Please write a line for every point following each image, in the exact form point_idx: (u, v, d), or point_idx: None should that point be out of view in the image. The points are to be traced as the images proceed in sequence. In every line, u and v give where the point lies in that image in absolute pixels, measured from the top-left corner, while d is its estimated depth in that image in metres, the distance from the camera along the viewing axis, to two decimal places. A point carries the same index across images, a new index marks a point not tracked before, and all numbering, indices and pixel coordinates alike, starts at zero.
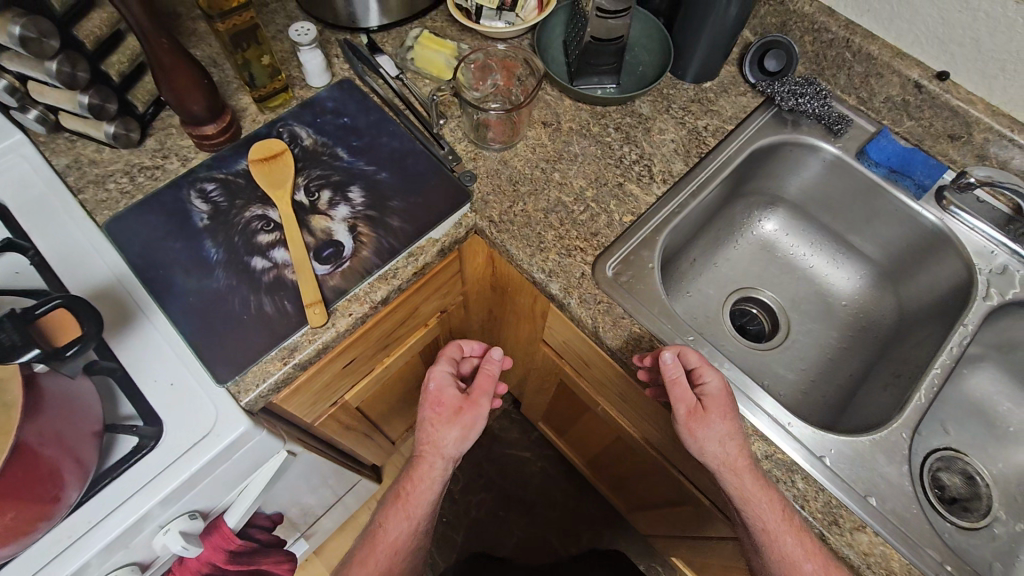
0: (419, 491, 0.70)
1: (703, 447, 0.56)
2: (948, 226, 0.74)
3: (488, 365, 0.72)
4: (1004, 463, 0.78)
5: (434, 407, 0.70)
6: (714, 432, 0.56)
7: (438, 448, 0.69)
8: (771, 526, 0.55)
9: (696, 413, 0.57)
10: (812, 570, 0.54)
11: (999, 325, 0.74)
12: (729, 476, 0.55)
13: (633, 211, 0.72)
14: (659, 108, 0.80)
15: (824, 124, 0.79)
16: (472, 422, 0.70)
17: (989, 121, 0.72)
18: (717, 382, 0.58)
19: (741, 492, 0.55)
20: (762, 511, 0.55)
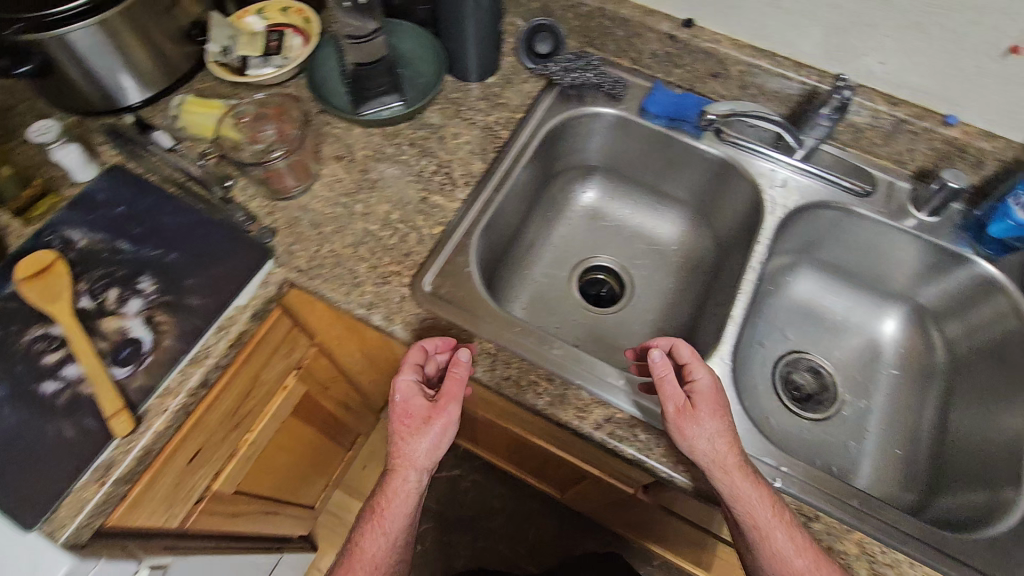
0: (394, 506, 0.63)
1: (695, 445, 0.56)
2: (730, 156, 0.80)
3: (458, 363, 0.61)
4: (840, 349, 0.85)
5: (404, 417, 0.60)
6: (704, 429, 0.56)
7: (410, 460, 0.61)
8: (763, 524, 0.54)
9: (685, 411, 0.57)
10: (806, 566, 0.53)
11: (796, 232, 0.81)
12: (719, 475, 0.55)
13: (442, 222, 0.72)
14: (449, 114, 0.81)
15: (604, 91, 0.83)
16: (444, 429, 0.60)
17: (737, 55, 0.79)
18: (707, 379, 0.59)
19: (731, 489, 0.55)
20: (757, 509, 0.54)
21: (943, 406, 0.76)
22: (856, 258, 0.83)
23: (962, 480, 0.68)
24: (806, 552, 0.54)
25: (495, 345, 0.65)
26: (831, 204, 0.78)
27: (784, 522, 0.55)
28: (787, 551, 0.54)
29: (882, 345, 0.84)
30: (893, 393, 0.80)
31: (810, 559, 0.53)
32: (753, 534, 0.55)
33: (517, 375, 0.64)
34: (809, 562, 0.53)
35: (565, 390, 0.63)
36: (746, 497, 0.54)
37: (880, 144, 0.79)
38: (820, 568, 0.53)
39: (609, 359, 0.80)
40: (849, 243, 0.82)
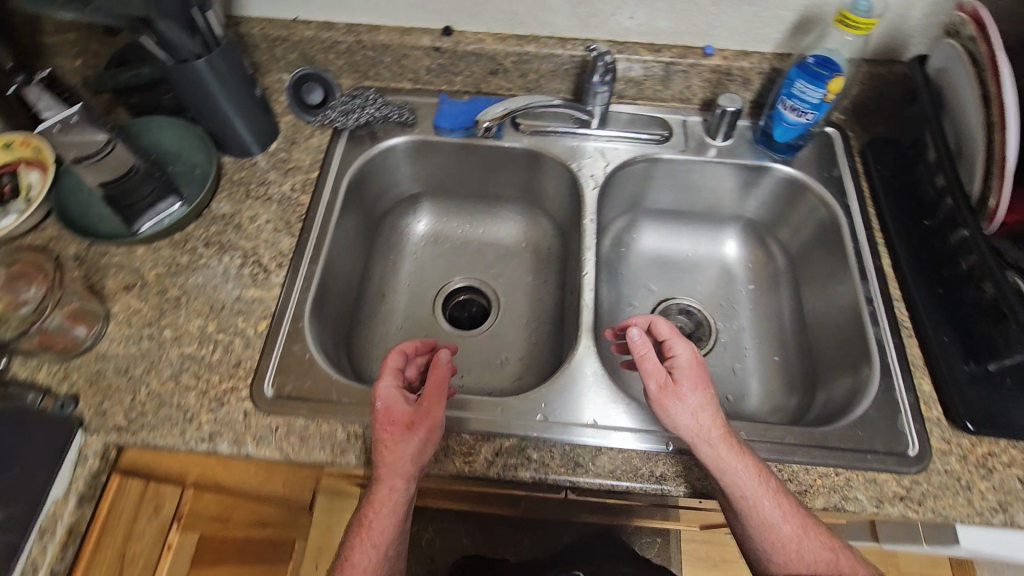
0: (383, 517, 0.54)
1: (677, 419, 0.55)
2: (535, 145, 0.82)
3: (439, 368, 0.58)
4: (701, 283, 0.88)
5: (389, 424, 0.56)
6: (686, 405, 0.55)
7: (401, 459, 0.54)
8: (750, 493, 0.53)
9: (667, 386, 0.56)
10: (793, 531, 0.52)
11: (619, 193, 0.85)
12: (704, 447, 0.54)
13: (265, 315, 0.67)
14: (239, 197, 0.75)
15: (394, 121, 0.81)
16: (433, 431, 0.56)
17: (504, 48, 0.79)
18: (687, 354, 0.58)
19: (717, 461, 0.53)
20: (745, 479, 0.53)
21: (795, 304, 0.81)
22: (683, 197, 0.87)
23: (830, 368, 0.73)
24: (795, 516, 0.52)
25: (360, 427, 0.60)
26: (639, 159, 0.82)
27: (772, 489, 0.53)
28: (776, 515, 0.52)
29: (731, 267, 0.88)
30: (755, 306, 0.85)
31: (798, 523, 0.52)
32: (739, 503, 0.53)
33: None
34: (797, 525, 0.52)
35: (445, 441, 0.60)
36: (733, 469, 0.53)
37: (661, 89, 0.82)
38: (809, 530, 0.52)
39: (493, 380, 0.78)
40: (670, 187, 0.85)
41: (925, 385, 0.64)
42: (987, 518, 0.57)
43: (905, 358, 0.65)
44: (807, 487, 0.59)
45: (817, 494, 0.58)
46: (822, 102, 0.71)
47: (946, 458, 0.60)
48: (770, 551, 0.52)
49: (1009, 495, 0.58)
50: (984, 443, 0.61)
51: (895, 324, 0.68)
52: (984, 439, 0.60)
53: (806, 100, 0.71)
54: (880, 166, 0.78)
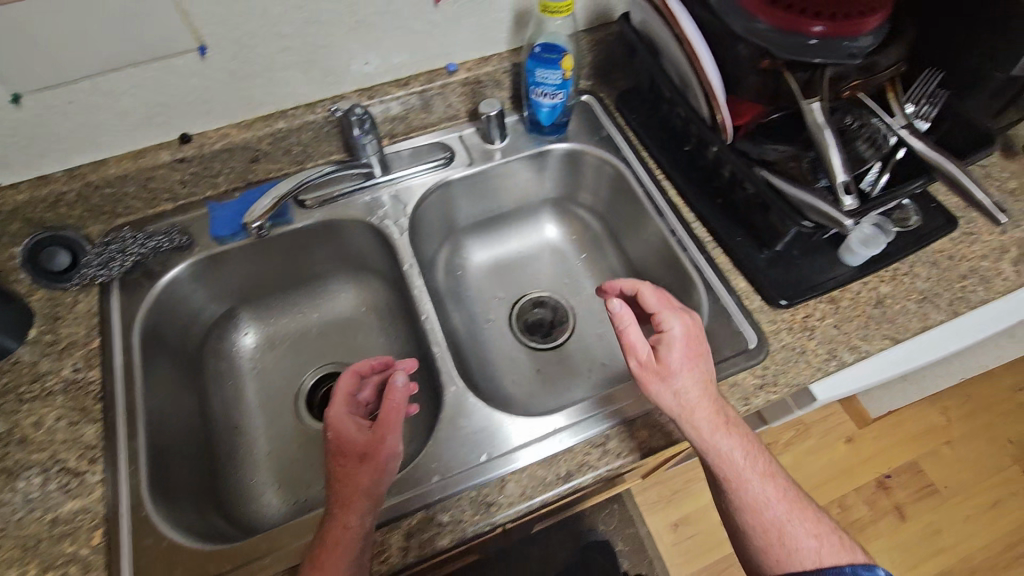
0: (337, 554, 0.51)
1: (661, 400, 0.55)
2: (327, 216, 0.79)
3: (395, 391, 0.58)
4: (541, 272, 0.91)
5: (342, 454, 0.56)
6: (669, 389, 0.55)
7: (355, 487, 0.54)
8: (736, 478, 0.54)
9: (650, 364, 0.56)
10: (778, 515, 0.53)
11: (431, 225, 0.85)
12: (688, 426, 0.54)
13: (98, 521, 0.57)
14: (12, 407, 0.63)
15: (169, 249, 0.73)
16: (388, 456, 0.55)
17: (254, 133, 0.74)
18: (677, 328, 0.58)
19: (700, 441, 0.54)
20: (739, 461, 0.54)
21: (623, 257, 0.88)
22: (490, 204, 0.89)
23: None
24: (786, 497, 0.54)
25: None
26: (432, 189, 0.82)
27: (766, 470, 0.55)
28: (767, 495, 0.54)
29: (560, 247, 0.92)
30: (594, 274, 0.90)
31: (785, 504, 0.54)
32: (730, 487, 0.54)
33: None
34: (785, 506, 0.54)
35: None
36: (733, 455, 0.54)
37: (426, 117, 0.83)
38: (795, 508, 0.54)
39: None
40: (474, 199, 0.87)
41: (740, 283, 0.72)
42: (825, 369, 0.67)
43: (717, 268, 0.73)
44: None
45: None
46: (563, 80, 0.76)
47: (779, 335, 0.68)
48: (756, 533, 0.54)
49: (833, 343, 0.68)
50: (799, 309, 0.70)
51: (700, 242, 0.75)
52: (797, 306, 0.70)
53: (550, 83, 0.76)
54: (636, 114, 0.86)
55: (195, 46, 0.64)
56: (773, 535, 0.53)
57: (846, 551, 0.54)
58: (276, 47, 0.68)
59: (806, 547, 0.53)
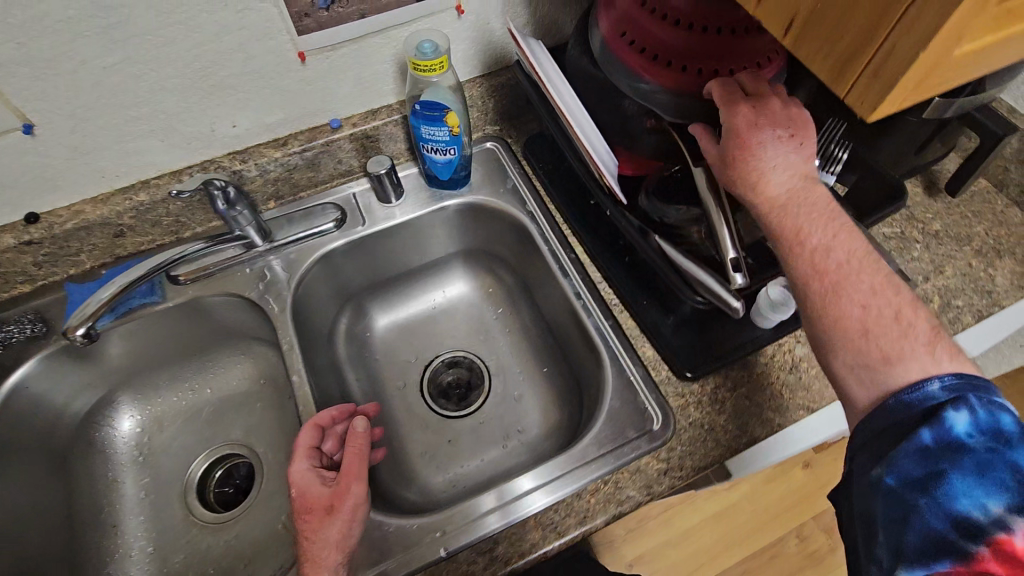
0: None
1: (757, 181, 0.50)
2: (202, 291, 0.73)
3: (355, 440, 0.59)
4: (452, 331, 0.85)
5: (306, 512, 0.55)
6: (773, 153, 0.50)
7: (321, 550, 0.53)
8: (805, 239, 0.48)
9: (749, 142, 0.51)
10: (870, 282, 0.46)
11: (324, 291, 0.78)
12: (772, 215, 0.50)
13: None
14: None
15: (25, 338, 0.68)
16: (355, 505, 0.56)
17: (113, 207, 0.68)
18: (779, 152, 0.50)
19: (777, 230, 0.50)
20: (812, 241, 0.48)
21: (537, 315, 0.82)
22: (391, 263, 0.83)
23: (577, 366, 0.75)
24: (920, 318, 0.45)
25: None
26: (320, 255, 0.76)
27: (879, 282, 0.46)
28: (848, 288, 0.46)
29: (472, 303, 0.87)
30: (507, 331, 0.84)
31: (930, 329, 0.44)
32: (790, 251, 0.49)
33: None
34: (905, 298, 0.46)
35: None
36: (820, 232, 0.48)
37: (314, 175, 0.77)
38: (931, 348, 0.43)
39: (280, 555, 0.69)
40: (373, 259, 0.81)
41: (647, 350, 0.68)
42: (735, 447, 0.62)
43: (623, 336, 0.68)
44: (585, 511, 0.59)
45: (596, 510, 0.59)
46: (453, 137, 0.71)
47: (686, 411, 0.63)
48: (832, 331, 0.46)
49: (744, 417, 0.63)
50: (709, 380, 0.65)
51: (606, 307, 0.70)
52: (706, 377, 0.65)
53: (438, 138, 0.71)
54: (541, 162, 0.81)
55: (19, 124, 0.57)
56: (862, 338, 0.45)
57: (927, 355, 0.43)
58: (121, 118, 0.61)
59: (884, 318, 0.45)
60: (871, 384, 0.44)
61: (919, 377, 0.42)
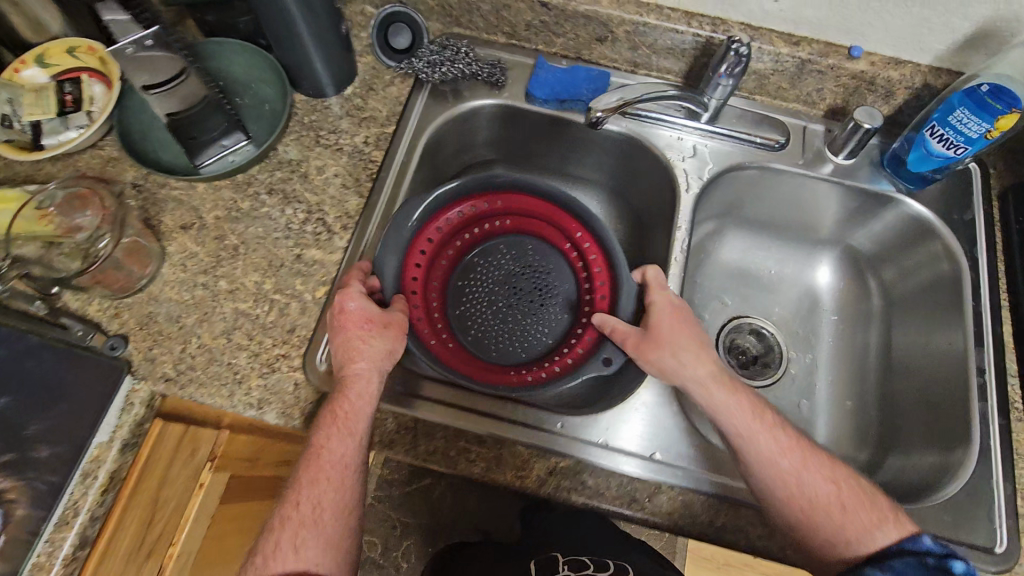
0: (355, 404, 0.53)
1: (679, 372, 0.56)
2: (633, 131, 0.72)
3: (351, 290, 0.56)
4: (779, 305, 0.80)
5: (363, 320, 0.55)
6: (677, 362, 0.55)
7: (365, 359, 0.54)
8: (743, 428, 0.54)
9: (749, 437, 0.54)
10: (790, 465, 0.53)
11: (715, 195, 0.75)
12: (746, 444, 0.54)
13: (324, 280, 0.62)
14: (307, 144, 0.69)
15: (482, 80, 0.72)
16: (376, 360, 0.54)
17: (620, 14, 0.68)
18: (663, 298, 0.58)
19: (709, 401, 0.55)
20: (744, 417, 0.54)
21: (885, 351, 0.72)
22: (778, 211, 0.77)
23: (908, 430, 0.67)
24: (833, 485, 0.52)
25: (412, 417, 0.57)
26: (749, 165, 0.71)
27: (835, 484, 0.53)
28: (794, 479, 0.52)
29: (817, 295, 0.80)
30: (835, 345, 0.77)
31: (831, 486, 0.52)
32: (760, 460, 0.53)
33: (444, 448, 0.56)
34: (803, 479, 0.52)
35: (500, 449, 0.56)
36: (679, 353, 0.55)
37: (786, 88, 0.71)
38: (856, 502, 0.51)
39: None
40: (771, 197, 0.76)
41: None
42: None
43: (1009, 447, 0.58)
44: None
45: None
46: (981, 138, 0.60)
47: None
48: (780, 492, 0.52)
49: None
50: None
51: (1005, 405, 0.60)
52: None
53: (962, 131, 0.60)
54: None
55: None
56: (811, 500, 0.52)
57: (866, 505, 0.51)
58: None
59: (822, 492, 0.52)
60: (839, 533, 0.50)
61: (915, 531, 0.49)
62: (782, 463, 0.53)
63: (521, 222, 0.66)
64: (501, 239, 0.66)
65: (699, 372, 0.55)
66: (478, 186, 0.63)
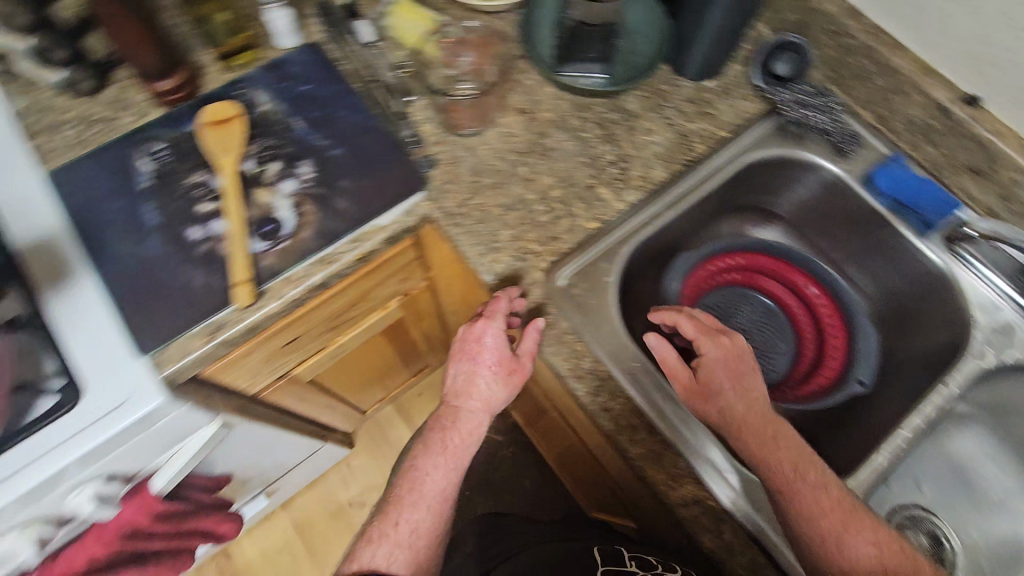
0: (458, 435, 0.60)
1: (724, 408, 0.55)
2: (948, 270, 0.67)
3: (477, 325, 0.60)
4: (980, 531, 0.70)
5: (509, 363, 0.60)
6: (736, 398, 0.55)
7: (484, 399, 0.60)
8: (785, 479, 0.51)
9: (797, 479, 0.51)
10: (834, 525, 0.49)
11: (994, 385, 0.67)
12: (790, 501, 0.50)
13: (600, 218, 0.66)
14: (648, 105, 0.73)
15: (831, 141, 0.72)
16: (490, 398, 0.60)
17: (1017, 159, 0.63)
18: (715, 352, 0.58)
19: (757, 452, 0.52)
20: (805, 482, 0.51)
21: None
22: None
23: None
24: (863, 546, 0.49)
25: (609, 370, 0.59)
26: None
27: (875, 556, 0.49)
28: (839, 542, 0.49)
29: None
30: None
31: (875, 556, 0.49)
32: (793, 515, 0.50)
33: (618, 413, 0.58)
34: (851, 537, 0.49)
35: (664, 448, 0.56)
36: (728, 411, 0.54)
37: None
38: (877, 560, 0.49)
39: None
40: None
41: None
42: None
43: None
44: None
45: None
46: None
47: None
48: (810, 541, 0.49)
49: None
50: None
51: None
52: None
53: None
54: None
55: None
56: (835, 552, 0.49)
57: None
58: None
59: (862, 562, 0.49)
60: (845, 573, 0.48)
61: None
62: (821, 520, 0.49)
63: (759, 276, 0.80)
64: (739, 287, 0.80)
65: (752, 422, 0.54)
66: (736, 247, 0.78)
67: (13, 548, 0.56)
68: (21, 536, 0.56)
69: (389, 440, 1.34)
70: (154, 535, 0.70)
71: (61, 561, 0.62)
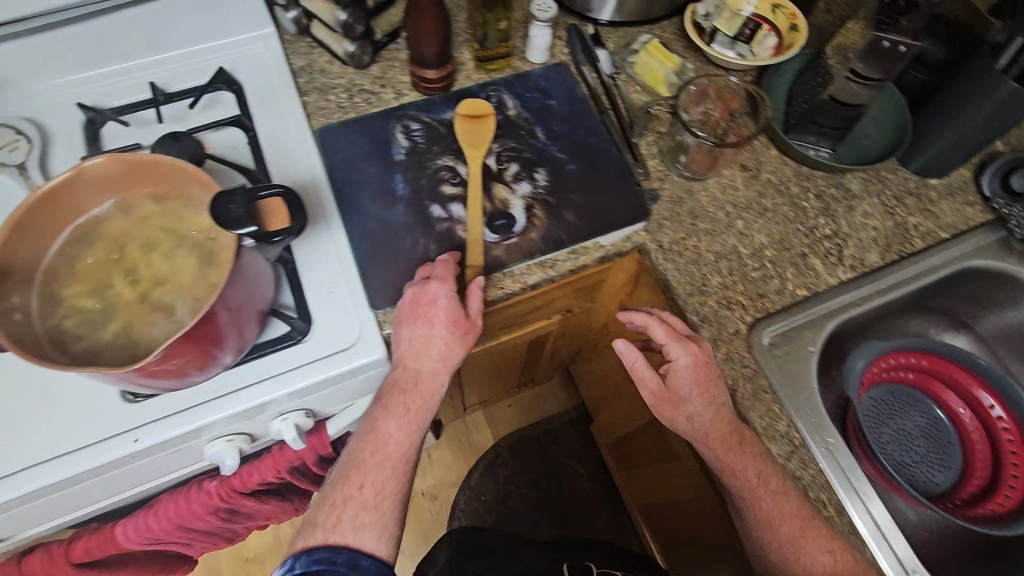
0: (421, 389, 0.59)
1: (678, 422, 0.60)
2: None
3: (430, 287, 0.59)
4: None
5: (460, 325, 0.59)
6: (683, 412, 0.59)
7: (445, 361, 0.59)
8: (750, 494, 0.57)
9: (740, 486, 0.57)
10: (791, 532, 0.55)
11: None
12: (742, 503, 0.57)
13: (809, 287, 0.67)
14: (870, 188, 0.73)
15: None
16: (447, 356, 0.59)
17: None
18: (683, 361, 0.58)
19: (721, 463, 0.57)
20: (751, 481, 0.57)
21: None
22: None
23: None
24: (816, 555, 0.55)
25: (801, 439, 0.61)
26: None
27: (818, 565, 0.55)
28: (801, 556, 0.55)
29: None
30: None
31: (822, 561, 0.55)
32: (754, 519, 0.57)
33: (808, 483, 0.60)
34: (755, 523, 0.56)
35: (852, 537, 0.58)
36: (694, 421, 0.59)
37: None
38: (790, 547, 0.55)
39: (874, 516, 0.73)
40: None
41: None
42: None
43: None
44: None
45: None
46: None
47: None
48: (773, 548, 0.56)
49: None
50: None
51: None
52: None
53: None
54: None
55: None
56: (792, 559, 0.55)
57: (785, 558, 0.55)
58: None
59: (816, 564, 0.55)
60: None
61: None
62: (780, 527, 0.55)
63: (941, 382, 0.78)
64: (915, 390, 0.79)
65: (694, 428, 0.58)
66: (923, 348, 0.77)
67: (219, 455, 0.61)
68: (228, 445, 0.61)
69: (471, 443, 1.39)
70: (304, 473, 0.75)
71: (239, 477, 0.67)
